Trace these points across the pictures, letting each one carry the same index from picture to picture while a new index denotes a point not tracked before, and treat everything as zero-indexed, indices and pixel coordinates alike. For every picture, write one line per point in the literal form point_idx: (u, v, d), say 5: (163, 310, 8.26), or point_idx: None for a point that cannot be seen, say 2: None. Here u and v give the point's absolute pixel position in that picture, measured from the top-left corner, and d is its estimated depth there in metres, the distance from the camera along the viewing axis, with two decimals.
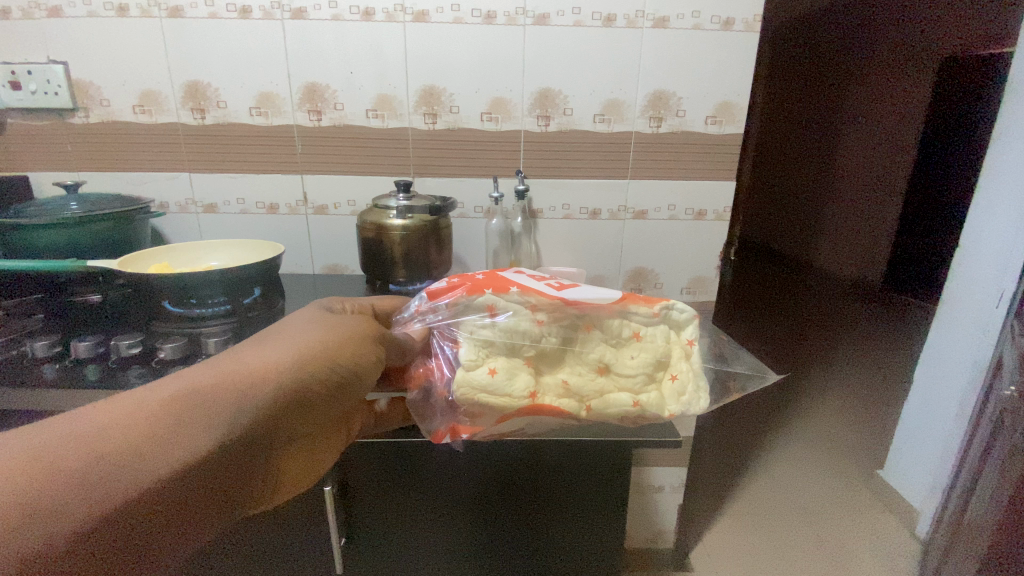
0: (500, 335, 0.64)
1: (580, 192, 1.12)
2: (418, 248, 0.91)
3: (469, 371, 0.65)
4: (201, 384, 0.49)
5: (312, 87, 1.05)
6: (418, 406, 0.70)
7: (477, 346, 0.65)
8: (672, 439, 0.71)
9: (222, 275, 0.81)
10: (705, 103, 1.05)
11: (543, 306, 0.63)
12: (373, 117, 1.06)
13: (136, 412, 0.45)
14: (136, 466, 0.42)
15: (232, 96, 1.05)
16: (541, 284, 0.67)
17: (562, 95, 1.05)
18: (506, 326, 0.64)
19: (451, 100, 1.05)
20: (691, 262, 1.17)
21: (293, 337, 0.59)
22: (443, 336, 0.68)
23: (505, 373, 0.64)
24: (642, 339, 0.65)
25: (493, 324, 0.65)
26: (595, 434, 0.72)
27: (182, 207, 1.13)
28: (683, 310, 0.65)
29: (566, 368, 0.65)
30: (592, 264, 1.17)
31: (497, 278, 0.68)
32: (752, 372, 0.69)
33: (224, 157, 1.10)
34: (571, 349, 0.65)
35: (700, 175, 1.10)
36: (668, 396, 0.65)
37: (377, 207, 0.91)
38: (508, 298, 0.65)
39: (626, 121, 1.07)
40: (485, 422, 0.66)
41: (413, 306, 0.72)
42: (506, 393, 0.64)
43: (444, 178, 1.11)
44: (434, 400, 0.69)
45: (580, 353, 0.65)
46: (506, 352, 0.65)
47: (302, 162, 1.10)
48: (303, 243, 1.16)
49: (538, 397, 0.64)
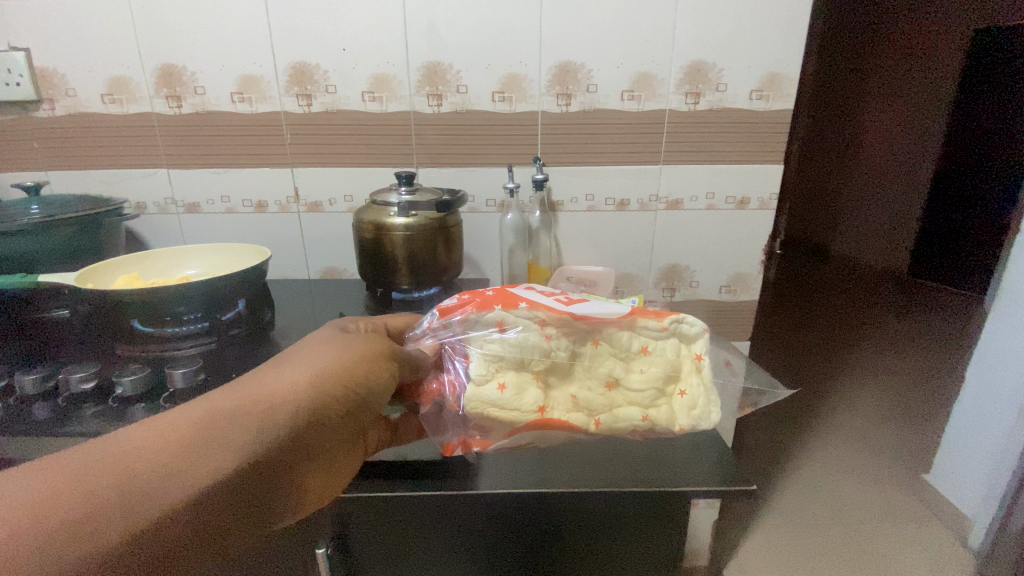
0: (510, 350, 0.54)
1: (607, 181, 0.99)
2: (425, 252, 0.79)
3: (480, 386, 0.54)
4: (164, 423, 0.42)
5: (301, 68, 0.92)
6: (429, 423, 0.60)
7: (487, 360, 0.55)
8: (713, 468, 0.60)
9: (198, 290, 0.70)
10: (750, 74, 0.91)
11: (552, 319, 0.53)
12: (370, 100, 0.93)
13: (132, 448, 0.40)
14: (139, 500, 0.37)
15: (212, 80, 0.93)
16: (551, 299, 0.57)
17: (585, 69, 0.91)
18: (515, 341, 0.54)
19: (458, 78, 0.92)
20: (731, 257, 1.04)
21: (316, 356, 0.54)
22: (454, 350, 0.58)
23: (515, 389, 0.54)
24: (653, 354, 0.55)
25: (503, 338, 0.55)
26: (618, 479, 0.58)
27: (162, 207, 1.02)
28: (694, 324, 0.55)
29: (572, 381, 0.55)
30: (620, 262, 1.05)
31: (509, 294, 0.58)
32: (763, 386, 0.58)
33: (208, 151, 0.98)
34: (580, 360, 0.55)
35: (742, 158, 0.97)
36: (678, 410, 0.55)
37: (374, 204, 0.78)
38: (517, 314, 0.55)
39: (660, 97, 0.93)
40: (496, 437, 0.56)
41: (426, 320, 0.63)
42: (514, 407, 0.53)
43: (452, 169, 0.98)
44: (445, 414, 0.59)
45: (588, 366, 0.54)
46: (516, 366, 0.54)
47: (292, 154, 0.97)
48: (295, 247, 1.04)
49: (547, 410, 0.54)
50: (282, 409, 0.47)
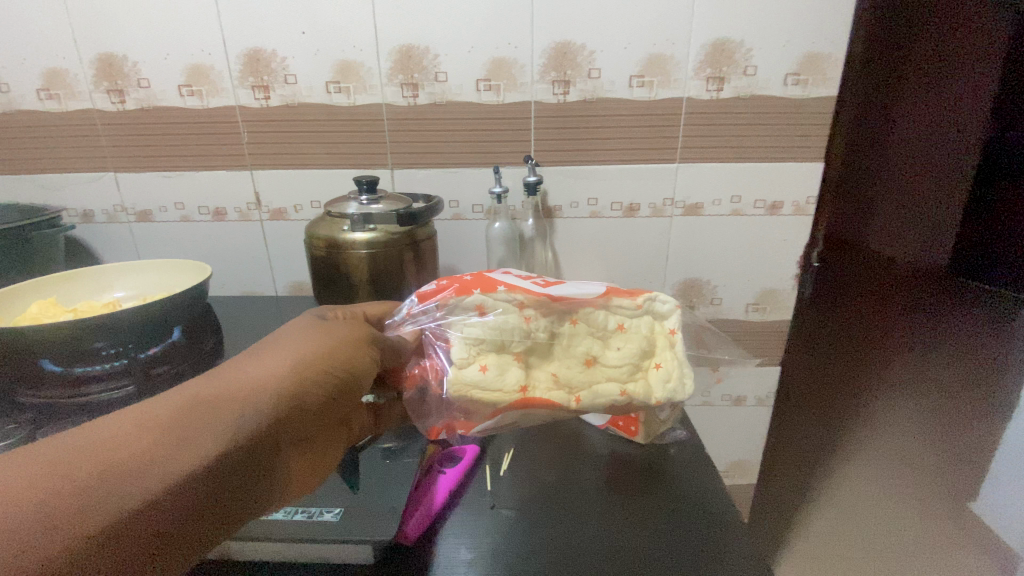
0: (489, 332, 0.51)
1: (612, 183, 0.84)
2: (389, 273, 0.66)
3: (464, 368, 0.52)
4: (105, 434, 0.37)
5: (256, 55, 0.79)
6: (413, 409, 0.57)
7: (469, 343, 0.52)
8: (720, 504, 0.52)
9: (118, 322, 0.59)
10: (784, 55, 0.76)
11: (529, 301, 0.51)
12: (336, 92, 0.81)
13: (92, 449, 0.36)
14: (107, 495, 0.33)
15: (157, 72, 0.81)
16: (530, 282, 0.55)
17: (586, 51, 0.77)
18: (493, 322, 0.51)
19: (436, 63, 0.78)
20: (759, 269, 0.89)
21: (292, 346, 0.51)
22: (436, 335, 0.56)
23: (495, 370, 0.51)
24: (631, 331, 0.52)
25: (482, 322, 0.52)
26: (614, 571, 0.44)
27: (110, 215, 0.91)
28: (667, 301, 0.53)
29: (547, 359, 0.52)
30: (629, 276, 0.91)
31: (488, 276, 0.56)
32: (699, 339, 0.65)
33: (158, 152, 0.86)
34: (558, 340, 0.52)
35: (773, 155, 0.82)
36: (655, 383, 0.52)
37: (328, 216, 0.66)
38: (495, 297, 0.52)
39: (675, 83, 0.78)
40: (480, 419, 0.54)
41: (405, 308, 0.60)
42: (496, 388, 0.51)
43: (431, 170, 0.85)
44: (428, 400, 0.56)
45: (563, 342, 0.52)
46: (496, 348, 0.52)
47: (250, 156, 0.85)
48: (258, 257, 0.92)
49: (529, 389, 0.51)
50: (263, 394, 0.44)
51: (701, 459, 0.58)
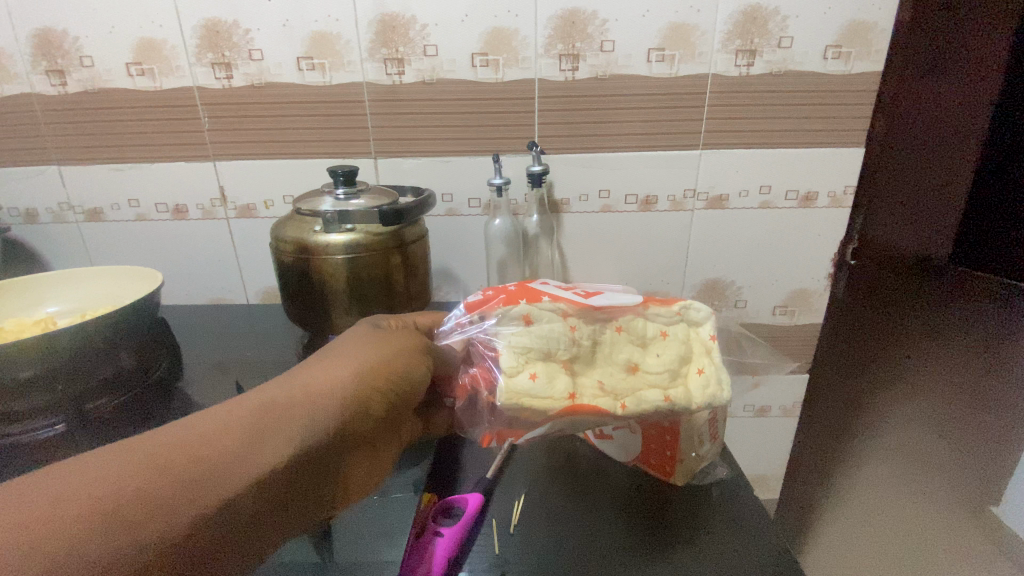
0: (534, 341, 0.43)
1: (626, 171, 0.74)
2: (373, 281, 0.56)
3: (513, 378, 0.43)
4: None
5: (214, 27, 0.68)
6: (466, 416, 0.51)
7: (514, 352, 0.43)
8: (781, 551, 0.43)
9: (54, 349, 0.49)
10: (825, 25, 0.66)
11: (574, 309, 0.43)
12: (309, 69, 0.70)
13: (155, 456, 0.34)
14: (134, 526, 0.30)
15: (102, 48, 0.70)
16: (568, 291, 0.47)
17: (597, 19, 0.67)
18: (537, 331, 0.43)
19: (424, 35, 0.68)
20: (791, 269, 0.80)
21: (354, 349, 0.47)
22: (484, 344, 0.46)
23: (543, 378, 0.42)
24: (671, 338, 0.44)
25: (526, 330, 0.43)
26: None
27: (56, 215, 0.80)
28: (702, 307, 0.45)
29: (594, 366, 0.44)
30: (645, 276, 0.81)
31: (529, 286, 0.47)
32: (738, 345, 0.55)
33: (107, 141, 0.75)
34: (598, 346, 0.44)
35: (809, 140, 0.72)
36: (693, 391, 0.43)
37: (296, 216, 0.56)
38: (539, 307, 0.44)
39: (698, 57, 0.68)
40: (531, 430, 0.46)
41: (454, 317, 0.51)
42: (541, 401, 0.42)
43: (422, 159, 0.74)
44: (480, 409, 0.50)
45: (602, 350, 0.44)
46: (541, 355, 0.43)
47: (213, 144, 0.74)
48: (227, 261, 0.82)
49: (580, 396, 0.42)
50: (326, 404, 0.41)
51: (746, 504, 0.48)
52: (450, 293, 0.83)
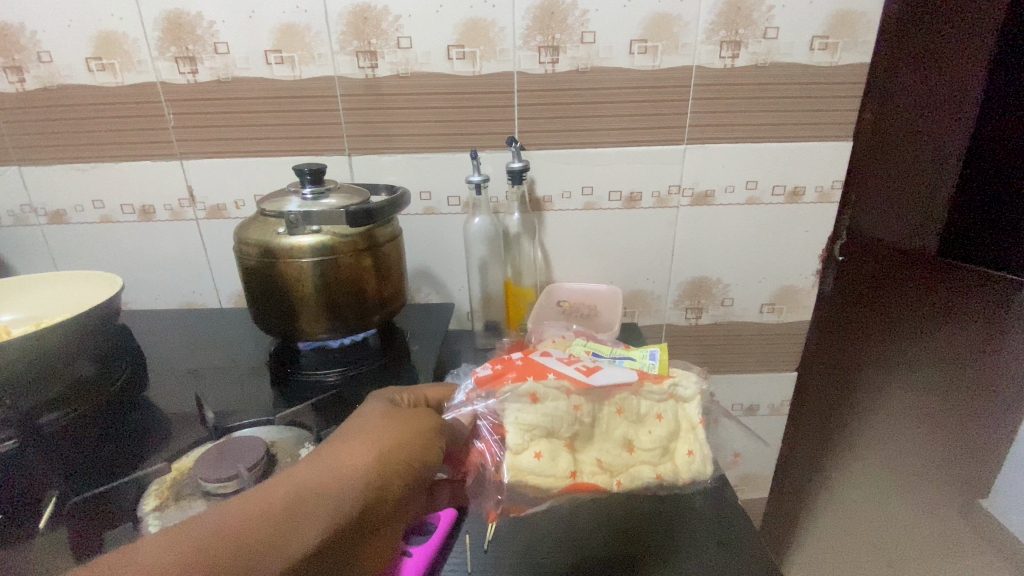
0: (538, 420, 0.42)
1: (608, 168, 0.72)
2: (344, 288, 0.54)
3: (517, 456, 0.42)
4: None
5: (177, 18, 0.65)
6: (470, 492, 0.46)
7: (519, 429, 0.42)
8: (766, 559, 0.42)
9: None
10: (812, 16, 0.65)
11: (578, 389, 0.42)
12: (277, 63, 0.67)
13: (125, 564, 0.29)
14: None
15: (60, 43, 0.67)
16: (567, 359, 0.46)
17: (577, 10, 0.65)
18: (541, 409, 0.42)
19: (397, 27, 0.65)
20: (777, 266, 0.78)
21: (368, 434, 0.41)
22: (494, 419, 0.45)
23: (545, 459, 0.42)
24: (666, 418, 0.44)
25: (533, 408, 0.42)
26: None
27: (17, 218, 0.76)
28: (690, 383, 0.45)
29: (592, 442, 0.44)
30: (629, 276, 0.79)
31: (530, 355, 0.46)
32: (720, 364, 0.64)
33: (67, 137, 0.72)
34: (598, 423, 0.44)
35: (795, 133, 0.70)
36: (680, 468, 0.44)
37: (262, 216, 0.53)
38: (545, 385, 0.43)
39: (682, 48, 0.66)
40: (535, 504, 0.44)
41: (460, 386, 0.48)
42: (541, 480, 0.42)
43: (399, 157, 0.72)
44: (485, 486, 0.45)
45: (601, 426, 0.44)
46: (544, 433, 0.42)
47: (179, 141, 0.71)
48: (199, 265, 0.79)
49: (580, 474, 0.42)
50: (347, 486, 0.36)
51: (731, 508, 0.46)
52: (430, 295, 0.81)
